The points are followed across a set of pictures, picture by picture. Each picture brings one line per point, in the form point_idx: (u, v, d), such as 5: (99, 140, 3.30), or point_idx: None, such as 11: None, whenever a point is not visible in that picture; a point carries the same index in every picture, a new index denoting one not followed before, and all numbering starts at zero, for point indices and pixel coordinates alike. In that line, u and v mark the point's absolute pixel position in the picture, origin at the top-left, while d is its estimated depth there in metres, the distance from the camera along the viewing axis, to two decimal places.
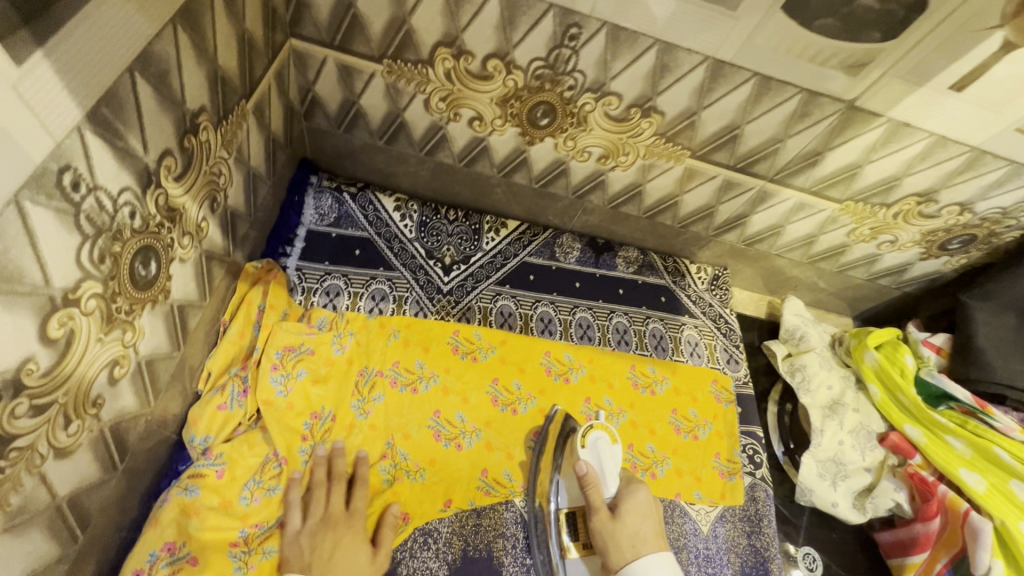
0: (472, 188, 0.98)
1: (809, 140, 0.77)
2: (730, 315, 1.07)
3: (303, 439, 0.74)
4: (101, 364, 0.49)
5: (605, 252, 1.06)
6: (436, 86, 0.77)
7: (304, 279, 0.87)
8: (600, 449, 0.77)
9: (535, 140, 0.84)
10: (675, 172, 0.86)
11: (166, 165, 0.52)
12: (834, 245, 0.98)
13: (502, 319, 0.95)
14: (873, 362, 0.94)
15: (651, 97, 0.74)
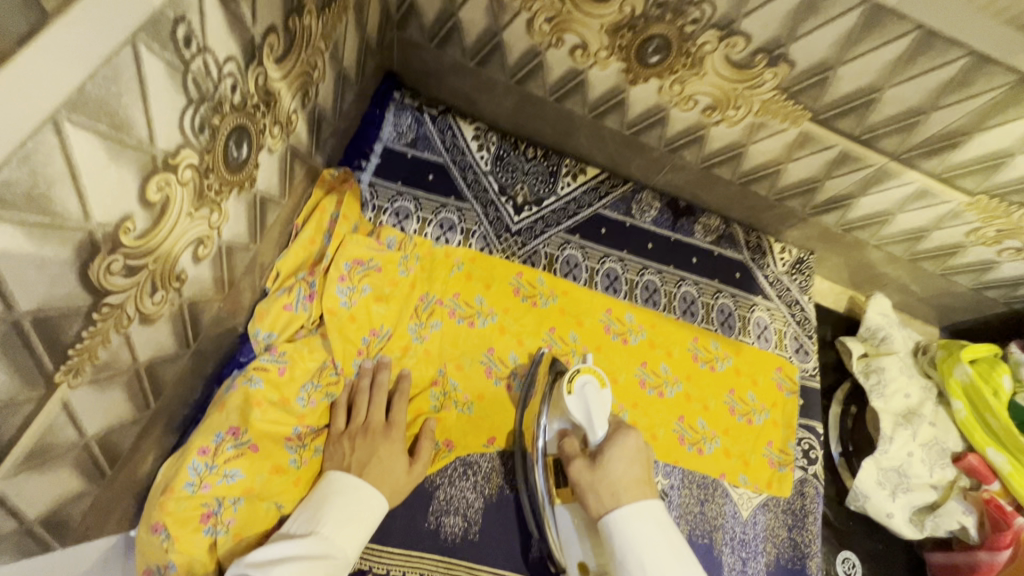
0: (556, 126, 0.92)
1: (958, 117, 0.67)
2: (807, 302, 1.00)
3: (359, 353, 0.74)
4: (188, 240, 0.48)
5: (685, 216, 0.99)
6: (544, 4, 0.71)
7: (376, 196, 0.85)
8: (587, 396, 0.70)
9: (639, 79, 0.77)
10: (787, 135, 0.78)
11: (269, 43, 0.49)
12: (946, 244, 0.88)
13: (567, 269, 0.91)
14: (963, 378, 0.86)
15: (784, 43, 0.65)
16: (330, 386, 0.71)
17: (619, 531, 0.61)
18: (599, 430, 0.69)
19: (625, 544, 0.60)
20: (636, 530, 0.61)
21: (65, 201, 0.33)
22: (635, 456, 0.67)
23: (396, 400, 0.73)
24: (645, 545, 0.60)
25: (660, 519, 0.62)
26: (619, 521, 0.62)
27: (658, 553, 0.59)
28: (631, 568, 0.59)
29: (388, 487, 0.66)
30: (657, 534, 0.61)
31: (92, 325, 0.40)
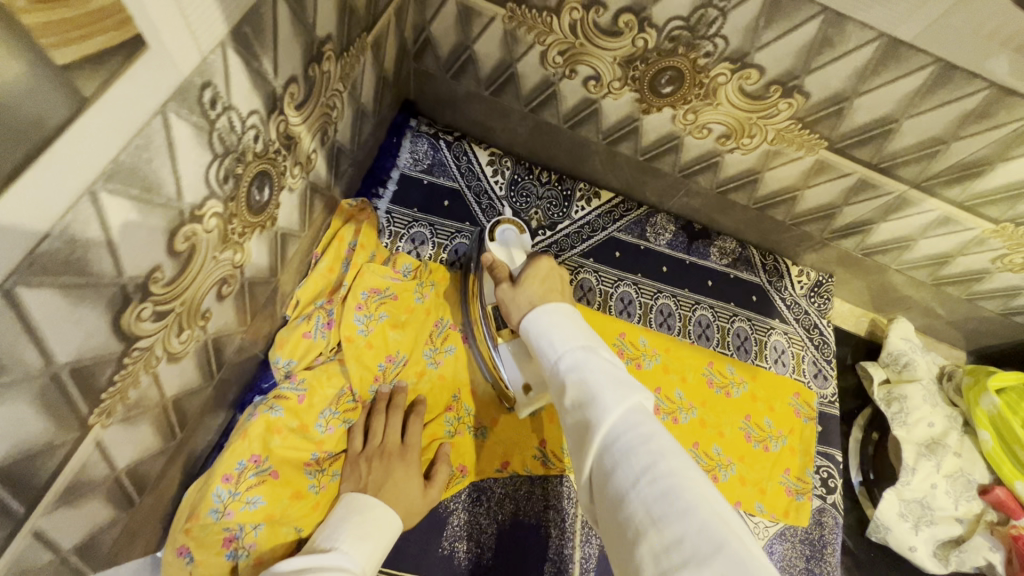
0: (570, 152, 0.93)
1: (980, 147, 0.66)
2: (825, 327, 0.99)
3: (376, 379, 0.76)
4: (211, 282, 0.51)
5: (700, 238, 0.99)
6: (557, 38, 0.72)
7: (392, 223, 0.87)
8: (507, 238, 0.77)
9: (652, 109, 0.78)
10: (802, 163, 0.78)
11: (290, 93, 0.51)
12: (970, 270, 0.86)
13: (581, 293, 0.92)
14: (990, 409, 0.84)
15: (798, 75, 0.65)
16: (347, 412, 0.73)
17: (532, 329, 0.58)
18: (519, 261, 0.74)
19: (537, 336, 0.57)
20: (549, 321, 0.57)
21: (100, 262, 0.35)
22: (550, 274, 0.69)
23: (411, 424, 0.74)
24: (552, 328, 0.56)
25: (576, 315, 0.59)
26: (532, 318, 0.59)
27: (565, 336, 0.55)
28: (545, 345, 0.55)
29: (403, 511, 0.67)
30: (569, 324, 0.57)
31: (123, 369, 0.42)
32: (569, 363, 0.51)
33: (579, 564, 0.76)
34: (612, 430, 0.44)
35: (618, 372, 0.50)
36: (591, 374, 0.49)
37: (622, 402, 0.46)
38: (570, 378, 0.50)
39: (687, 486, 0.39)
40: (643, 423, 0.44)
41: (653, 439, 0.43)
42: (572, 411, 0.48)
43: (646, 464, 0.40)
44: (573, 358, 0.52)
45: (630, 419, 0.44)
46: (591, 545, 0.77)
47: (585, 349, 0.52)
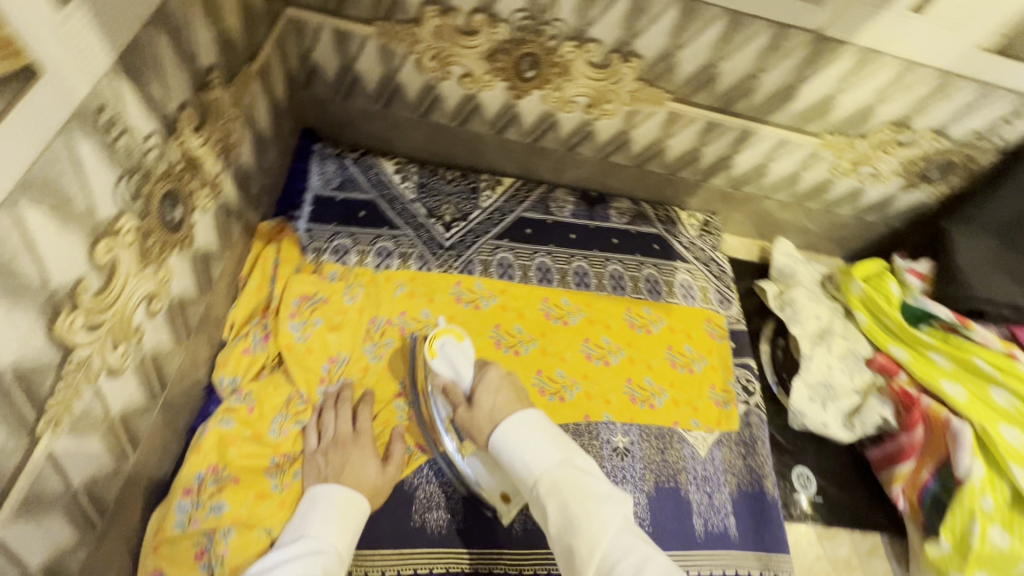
0: (467, 148, 1.03)
1: (783, 75, 0.80)
2: (721, 258, 1.12)
3: (321, 380, 0.80)
4: (138, 298, 0.54)
5: (598, 204, 1.11)
6: (426, 45, 0.82)
7: (314, 239, 0.92)
8: (450, 350, 0.79)
9: (523, 94, 0.89)
10: (658, 117, 0.90)
11: (186, 117, 0.57)
12: (817, 183, 1.02)
13: (502, 270, 1.00)
14: (859, 292, 0.99)
15: (629, 41, 0.78)
16: (297, 413, 0.76)
17: (503, 445, 0.66)
18: (467, 376, 0.77)
19: (510, 451, 0.65)
20: (517, 431, 0.66)
21: (25, 268, 0.40)
22: (501, 384, 0.74)
23: (360, 412, 0.78)
24: (526, 438, 0.65)
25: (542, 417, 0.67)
26: (502, 426, 0.67)
27: (538, 447, 0.64)
28: (519, 467, 0.64)
29: (365, 488, 0.70)
30: (539, 430, 0.66)
31: (65, 377, 0.46)
32: (549, 485, 0.61)
33: None
34: (605, 564, 0.55)
35: (592, 483, 0.60)
36: (568, 497, 0.59)
37: (607, 532, 0.56)
38: (552, 506, 0.59)
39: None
40: (631, 550, 0.55)
41: (641, 560, 0.54)
42: (563, 549, 0.58)
43: None
44: (550, 483, 0.61)
45: (617, 544, 0.55)
46: None
47: (558, 469, 0.62)
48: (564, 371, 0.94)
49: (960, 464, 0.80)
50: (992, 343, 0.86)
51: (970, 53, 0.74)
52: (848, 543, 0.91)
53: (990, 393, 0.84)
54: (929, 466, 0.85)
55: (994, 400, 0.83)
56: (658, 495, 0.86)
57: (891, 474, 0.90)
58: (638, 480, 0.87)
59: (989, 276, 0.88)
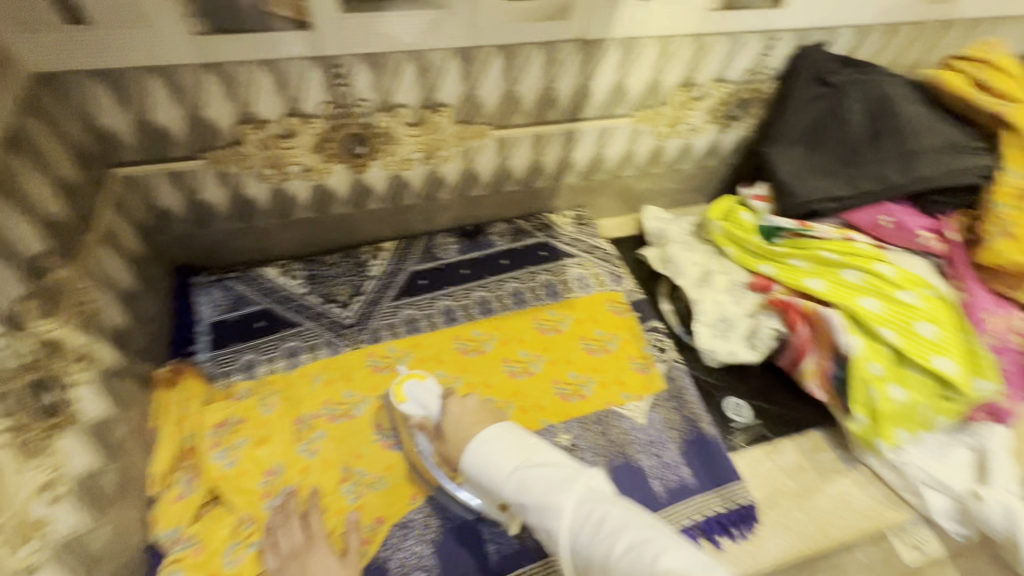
0: (339, 229, 1.08)
1: (572, 79, 0.91)
2: (602, 242, 1.21)
3: (264, 496, 0.81)
4: (31, 490, 0.55)
5: (478, 235, 1.18)
6: (257, 157, 0.88)
7: (219, 364, 0.93)
8: (416, 391, 0.87)
9: (363, 168, 0.96)
10: (490, 146, 0.99)
11: (28, 307, 0.60)
12: (651, 151, 1.13)
13: (409, 326, 1.05)
14: (720, 229, 1.11)
15: (431, 96, 0.87)
16: (247, 538, 0.77)
17: (473, 464, 0.71)
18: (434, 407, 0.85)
19: (477, 468, 0.70)
20: (482, 448, 0.71)
21: None
22: (465, 411, 0.79)
23: (309, 515, 0.79)
24: (490, 453, 0.70)
25: (501, 428, 0.73)
26: (469, 448, 0.72)
27: (504, 455, 0.69)
28: (486, 478, 0.69)
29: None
30: (495, 439, 0.71)
31: None
32: (514, 486, 0.66)
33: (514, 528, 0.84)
34: (575, 535, 0.60)
35: (553, 472, 0.66)
36: (534, 492, 0.64)
37: (569, 505, 0.61)
38: (524, 502, 0.65)
39: (632, 528, 0.57)
40: (592, 512, 0.61)
41: (607, 518, 0.59)
42: (542, 528, 0.63)
43: (608, 540, 0.57)
44: (515, 483, 0.66)
45: (585, 511, 0.61)
46: None
47: (517, 470, 0.67)
48: (495, 397, 0.99)
49: (842, 342, 0.90)
50: (831, 234, 0.97)
51: (704, 14, 0.87)
52: (794, 449, 0.98)
53: (844, 275, 0.95)
54: (825, 354, 0.94)
55: (849, 280, 0.94)
56: (614, 474, 0.91)
57: (801, 373, 0.98)
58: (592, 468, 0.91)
59: (806, 180, 0.99)
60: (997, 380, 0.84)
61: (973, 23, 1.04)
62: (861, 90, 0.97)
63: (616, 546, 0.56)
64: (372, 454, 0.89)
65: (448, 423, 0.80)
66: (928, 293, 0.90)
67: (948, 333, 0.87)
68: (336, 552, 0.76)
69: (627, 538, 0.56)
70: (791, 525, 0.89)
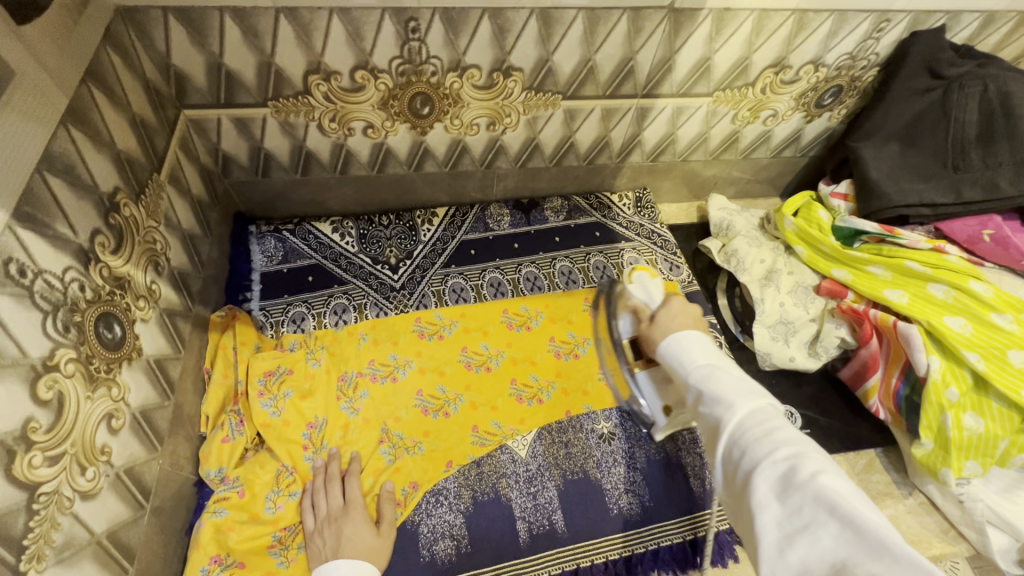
0: (393, 189, 1.06)
1: (655, 50, 0.85)
2: (661, 228, 1.16)
3: (305, 448, 0.83)
4: (96, 419, 0.58)
5: (533, 209, 1.14)
6: (322, 110, 0.87)
7: (269, 315, 0.96)
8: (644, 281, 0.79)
9: (426, 129, 0.93)
10: (557, 116, 0.95)
11: (100, 243, 0.61)
12: (726, 136, 1.06)
13: (456, 296, 1.04)
14: (792, 227, 1.02)
15: (504, 59, 0.83)
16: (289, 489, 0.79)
17: (665, 350, 0.65)
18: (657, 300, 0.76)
19: (669, 353, 0.64)
20: (682, 336, 0.64)
21: None
22: (681, 311, 0.70)
23: (348, 479, 0.81)
24: (693, 346, 0.62)
25: (700, 338, 0.63)
26: (670, 334, 0.66)
27: (701, 352, 0.62)
28: (675, 361, 0.63)
29: (364, 554, 0.73)
30: (695, 337, 0.63)
31: (36, 514, 0.49)
32: (699, 373, 0.60)
33: (545, 509, 0.84)
34: (737, 432, 0.54)
35: (745, 380, 0.58)
36: (716, 384, 0.57)
37: (744, 404, 0.55)
38: (700, 388, 0.59)
39: (806, 454, 0.50)
40: (763, 422, 0.53)
41: (777, 433, 0.52)
42: (704, 416, 0.58)
43: (771, 451, 0.50)
44: (703, 374, 0.59)
45: (756, 419, 0.54)
46: (548, 489, 0.85)
47: (712, 366, 0.60)
48: (537, 374, 0.96)
49: (919, 361, 0.83)
50: (919, 244, 0.90)
51: None
52: (844, 465, 0.93)
53: (929, 290, 0.87)
54: (896, 372, 0.88)
55: (933, 295, 0.86)
56: (651, 469, 0.89)
57: (864, 389, 0.93)
58: (629, 460, 0.89)
59: (901, 180, 0.91)
60: None
61: None
62: (979, 85, 0.87)
63: (779, 455, 0.50)
64: (412, 417, 0.90)
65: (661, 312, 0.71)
66: None
67: None
68: (370, 521, 0.78)
69: (793, 451, 0.49)
70: None
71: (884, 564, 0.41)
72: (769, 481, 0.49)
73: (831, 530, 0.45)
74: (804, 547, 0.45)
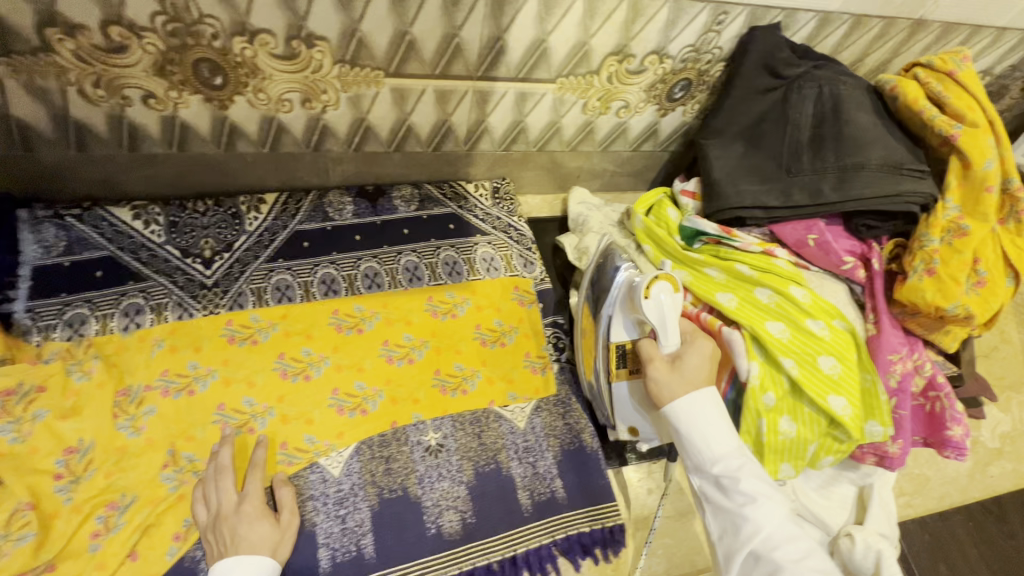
0: (206, 171, 0.93)
1: (480, 27, 0.76)
2: (520, 222, 1.09)
3: (58, 478, 0.71)
4: None
5: (379, 197, 1.04)
6: (78, 72, 0.71)
7: (39, 318, 0.81)
8: (662, 300, 0.72)
9: (225, 102, 0.80)
10: (385, 96, 0.85)
11: None
12: (579, 126, 1.00)
13: (279, 294, 0.92)
14: (641, 224, 1.00)
15: (301, 25, 0.71)
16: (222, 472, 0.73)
17: (674, 414, 0.69)
18: (674, 339, 0.73)
19: (683, 426, 0.69)
20: (695, 403, 0.68)
21: None
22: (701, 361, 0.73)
23: (249, 474, 0.74)
24: (708, 415, 0.68)
25: (712, 402, 0.69)
26: (682, 399, 0.69)
27: (714, 434, 0.67)
28: (691, 439, 0.68)
29: (259, 552, 0.68)
30: (714, 414, 0.68)
31: None
32: (721, 465, 0.65)
33: (354, 534, 0.76)
34: (758, 550, 0.61)
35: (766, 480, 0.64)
36: (741, 484, 0.63)
37: (767, 522, 0.61)
38: (717, 479, 0.65)
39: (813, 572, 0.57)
40: (781, 544, 0.60)
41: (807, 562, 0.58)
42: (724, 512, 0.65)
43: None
44: (725, 470, 0.65)
45: (773, 541, 0.61)
46: (360, 511, 0.78)
47: (733, 457, 0.66)
48: (364, 382, 0.87)
49: (740, 367, 0.82)
50: (751, 247, 0.89)
51: None
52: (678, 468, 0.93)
53: (757, 294, 0.86)
54: (725, 377, 0.87)
55: (760, 300, 0.86)
56: (478, 482, 0.83)
57: None
58: (455, 474, 0.83)
59: (739, 181, 0.89)
60: (889, 424, 0.79)
61: (945, 27, 0.93)
62: (814, 87, 0.87)
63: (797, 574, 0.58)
64: (207, 436, 0.78)
65: (691, 352, 0.73)
66: (838, 325, 0.82)
67: (850, 370, 0.80)
68: (268, 514, 0.72)
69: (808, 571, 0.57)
70: (657, 551, 0.88)
71: None
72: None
73: None
74: None
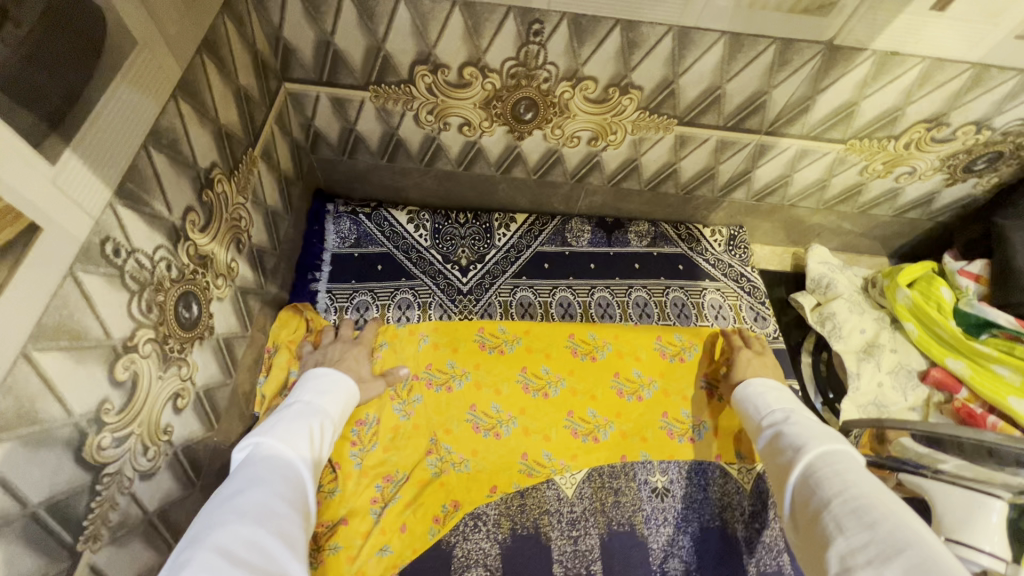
0: (476, 188, 1.02)
1: (796, 87, 0.75)
2: (752, 273, 1.07)
3: (353, 444, 0.82)
4: (164, 399, 0.57)
5: (616, 229, 1.07)
6: (422, 101, 0.82)
7: (336, 299, 0.95)
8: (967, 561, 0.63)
9: (524, 135, 0.87)
10: (667, 141, 0.87)
11: (191, 220, 0.59)
12: (848, 187, 0.95)
13: (523, 310, 0.99)
14: (906, 300, 0.91)
15: (625, 75, 0.75)
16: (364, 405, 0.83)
17: (741, 395, 0.84)
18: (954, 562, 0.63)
19: (748, 401, 0.81)
20: (761, 380, 0.83)
21: (49, 409, 0.42)
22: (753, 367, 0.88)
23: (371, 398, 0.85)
24: (775, 393, 0.80)
25: (791, 404, 0.77)
26: (744, 385, 0.84)
27: (776, 400, 0.77)
28: (759, 405, 0.79)
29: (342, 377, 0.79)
30: (816, 429, 0.69)
31: (98, 496, 0.48)
32: (782, 418, 0.74)
33: (585, 558, 0.79)
34: (807, 465, 0.64)
35: (822, 427, 0.71)
36: (798, 429, 0.70)
37: (818, 445, 0.65)
38: (781, 429, 0.72)
39: (838, 457, 0.63)
40: (839, 462, 0.62)
41: (845, 474, 0.60)
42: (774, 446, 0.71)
43: (841, 482, 0.58)
44: (781, 420, 0.73)
45: (827, 459, 0.63)
46: (590, 536, 0.81)
47: (798, 418, 0.73)
48: (596, 410, 0.90)
49: None
50: None
51: (1007, 42, 0.67)
52: None
53: None
54: None
55: None
56: (703, 536, 0.82)
57: None
58: (681, 522, 0.83)
59: None
60: None
61: None
62: None
63: (825, 461, 0.62)
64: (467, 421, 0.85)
65: None
66: None
67: None
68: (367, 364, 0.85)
69: (829, 462, 0.62)
70: None
71: (833, 457, 0.63)
72: (821, 495, 0.58)
73: (854, 492, 0.56)
74: (821, 487, 0.59)
